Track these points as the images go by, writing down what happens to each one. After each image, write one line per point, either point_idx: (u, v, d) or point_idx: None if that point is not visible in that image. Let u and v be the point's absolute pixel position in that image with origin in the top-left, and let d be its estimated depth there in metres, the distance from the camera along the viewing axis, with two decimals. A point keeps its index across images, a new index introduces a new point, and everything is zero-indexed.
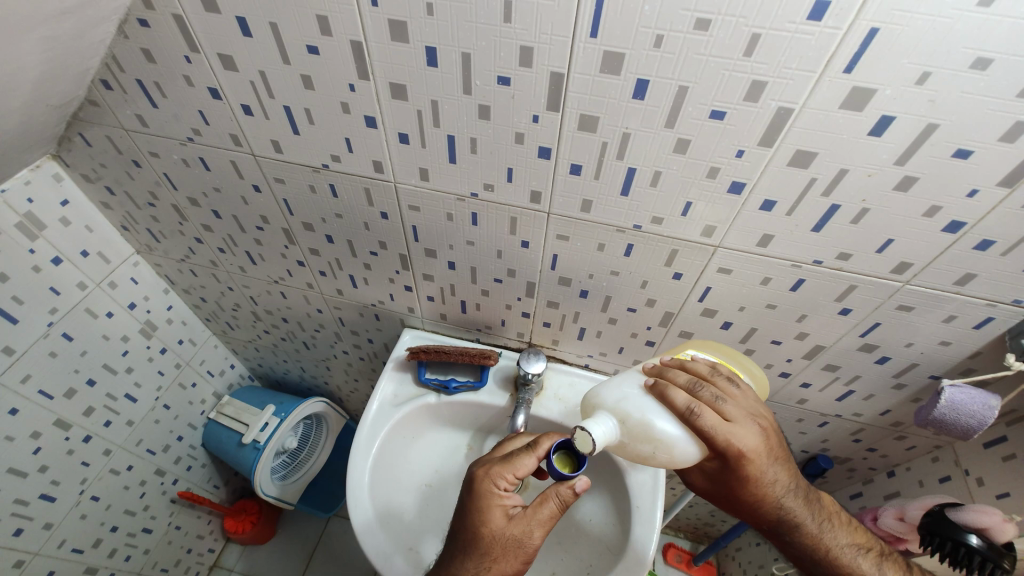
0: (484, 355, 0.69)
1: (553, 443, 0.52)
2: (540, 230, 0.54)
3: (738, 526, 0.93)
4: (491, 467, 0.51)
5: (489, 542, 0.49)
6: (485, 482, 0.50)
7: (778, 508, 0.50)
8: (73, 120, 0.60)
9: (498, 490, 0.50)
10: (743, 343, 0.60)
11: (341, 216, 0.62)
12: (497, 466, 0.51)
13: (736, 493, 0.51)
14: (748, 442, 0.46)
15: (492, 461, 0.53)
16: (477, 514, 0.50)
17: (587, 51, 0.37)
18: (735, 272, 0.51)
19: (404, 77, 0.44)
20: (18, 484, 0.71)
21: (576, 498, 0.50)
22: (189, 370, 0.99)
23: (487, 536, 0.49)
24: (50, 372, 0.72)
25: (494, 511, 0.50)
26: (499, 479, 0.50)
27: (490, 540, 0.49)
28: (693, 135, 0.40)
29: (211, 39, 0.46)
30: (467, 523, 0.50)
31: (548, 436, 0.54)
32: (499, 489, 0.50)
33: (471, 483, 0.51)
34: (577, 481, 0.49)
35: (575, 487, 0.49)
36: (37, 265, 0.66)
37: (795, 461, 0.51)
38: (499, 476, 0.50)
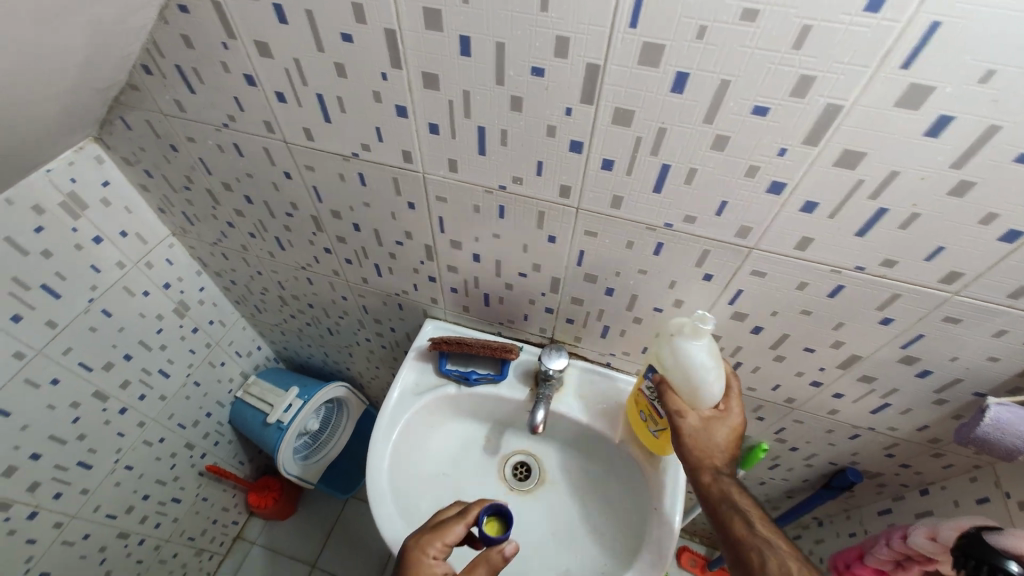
0: (506, 347, 0.69)
1: (483, 508, 0.54)
2: (568, 225, 0.53)
3: None
4: (422, 535, 0.52)
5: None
6: (415, 551, 0.51)
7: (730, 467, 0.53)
8: (114, 104, 0.62)
9: (428, 558, 0.50)
10: (773, 349, 0.58)
11: (369, 204, 0.62)
12: (428, 533, 0.52)
13: (707, 443, 0.53)
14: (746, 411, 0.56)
15: (422, 529, 0.53)
16: None
17: (626, 43, 0.36)
18: (769, 275, 0.49)
19: (437, 67, 0.43)
20: (57, 450, 0.75)
21: (505, 563, 0.51)
22: (218, 350, 1.02)
23: None
24: (91, 346, 0.75)
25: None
26: (429, 546, 0.51)
27: None
28: (734, 131, 0.39)
29: (248, 27, 0.46)
30: None
31: (478, 503, 0.55)
32: (430, 557, 0.50)
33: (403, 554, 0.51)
34: (507, 544, 0.51)
35: (505, 549, 0.50)
36: (79, 243, 0.69)
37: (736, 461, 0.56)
38: (429, 543, 0.51)
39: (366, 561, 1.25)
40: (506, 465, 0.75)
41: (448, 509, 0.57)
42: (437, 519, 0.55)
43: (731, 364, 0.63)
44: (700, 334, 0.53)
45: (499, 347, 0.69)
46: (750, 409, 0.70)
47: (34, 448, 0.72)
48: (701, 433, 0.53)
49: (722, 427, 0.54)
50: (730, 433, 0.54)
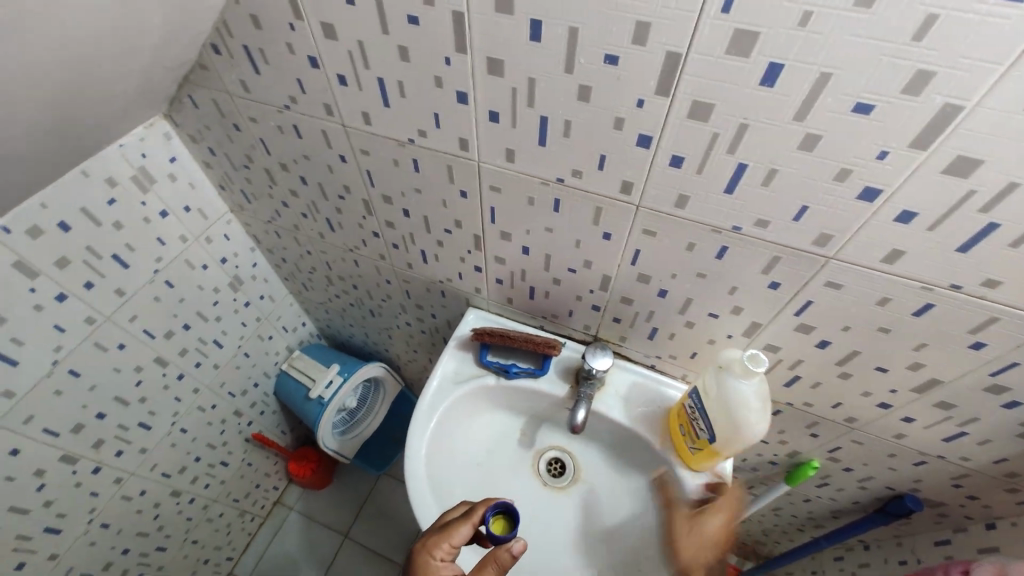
0: (550, 343, 0.68)
1: (488, 508, 0.54)
2: (626, 222, 0.51)
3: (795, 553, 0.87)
4: (429, 537, 0.53)
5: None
6: (423, 554, 0.52)
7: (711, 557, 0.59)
8: (184, 82, 0.64)
9: (435, 561, 0.51)
10: (839, 365, 0.54)
11: (421, 191, 0.61)
12: (434, 536, 0.53)
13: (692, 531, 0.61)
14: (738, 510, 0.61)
15: (430, 530, 0.54)
16: None
17: (714, 30, 0.33)
18: (846, 288, 0.45)
19: (504, 53, 0.41)
20: (122, 411, 0.80)
21: (514, 561, 0.50)
22: (267, 324, 1.06)
23: None
24: (154, 314, 0.79)
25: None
26: (435, 549, 0.51)
27: None
28: (826, 130, 0.35)
29: (315, 8, 0.46)
30: None
31: (484, 502, 0.55)
32: (438, 559, 0.51)
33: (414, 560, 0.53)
34: (515, 543, 0.49)
35: (513, 548, 0.49)
36: (147, 217, 0.72)
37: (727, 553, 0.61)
38: (435, 547, 0.52)
39: (395, 535, 1.30)
40: (540, 460, 0.74)
41: (454, 509, 0.57)
42: (443, 521, 0.56)
43: (788, 377, 0.59)
44: (751, 375, 0.51)
45: (542, 341, 0.68)
46: (803, 425, 0.66)
47: (100, 407, 0.76)
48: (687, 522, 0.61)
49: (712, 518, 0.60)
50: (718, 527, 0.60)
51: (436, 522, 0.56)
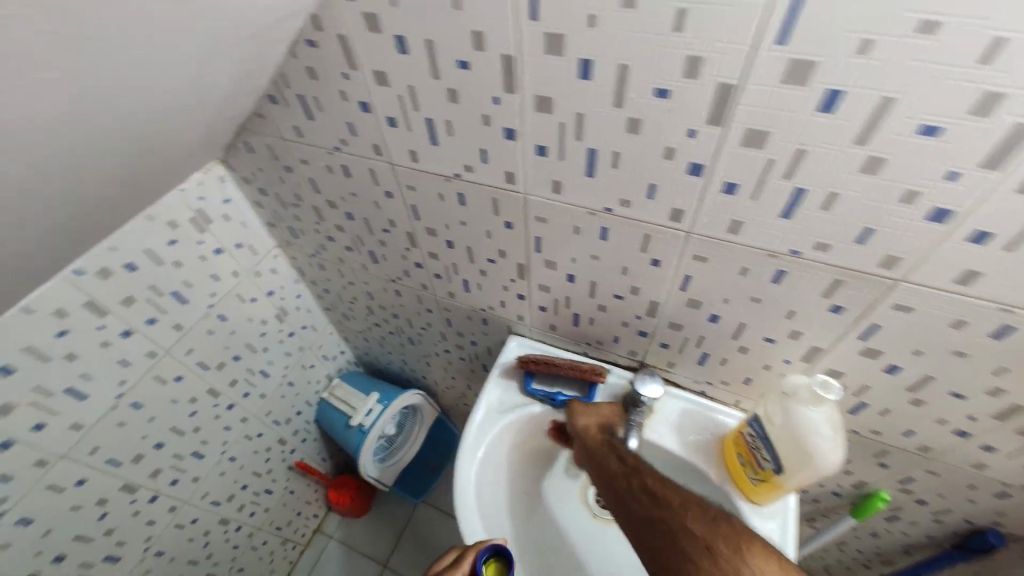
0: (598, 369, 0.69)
1: (477, 555, 0.57)
2: (676, 249, 0.50)
3: None
4: None
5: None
6: None
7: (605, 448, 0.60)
8: (242, 130, 0.68)
9: None
10: (909, 391, 0.51)
11: (465, 223, 0.63)
12: None
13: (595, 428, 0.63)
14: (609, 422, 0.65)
15: None
16: None
17: (770, 61, 0.33)
18: (916, 311, 0.43)
19: (554, 91, 0.43)
20: (177, 441, 0.83)
21: None
22: (310, 353, 1.09)
23: None
24: (208, 347, 0.82)
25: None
26: None
27: None
28: (892, 153, 0.34)
29: (370, 58, 0.48)
30: None
31: (474, 549, 0.58)
32: None
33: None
34: None
35: None
36: (203, 254, 0.76)
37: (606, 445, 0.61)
38: None
39: None
40: (587, 492, 0.73)
41: (447, 557, 0.60)
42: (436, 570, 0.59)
43: (852, 402, 0.57)
44: (821, 403, 0.49)
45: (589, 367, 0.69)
46: (870, 453, 0.63)
47: (157, 438, 0.79)
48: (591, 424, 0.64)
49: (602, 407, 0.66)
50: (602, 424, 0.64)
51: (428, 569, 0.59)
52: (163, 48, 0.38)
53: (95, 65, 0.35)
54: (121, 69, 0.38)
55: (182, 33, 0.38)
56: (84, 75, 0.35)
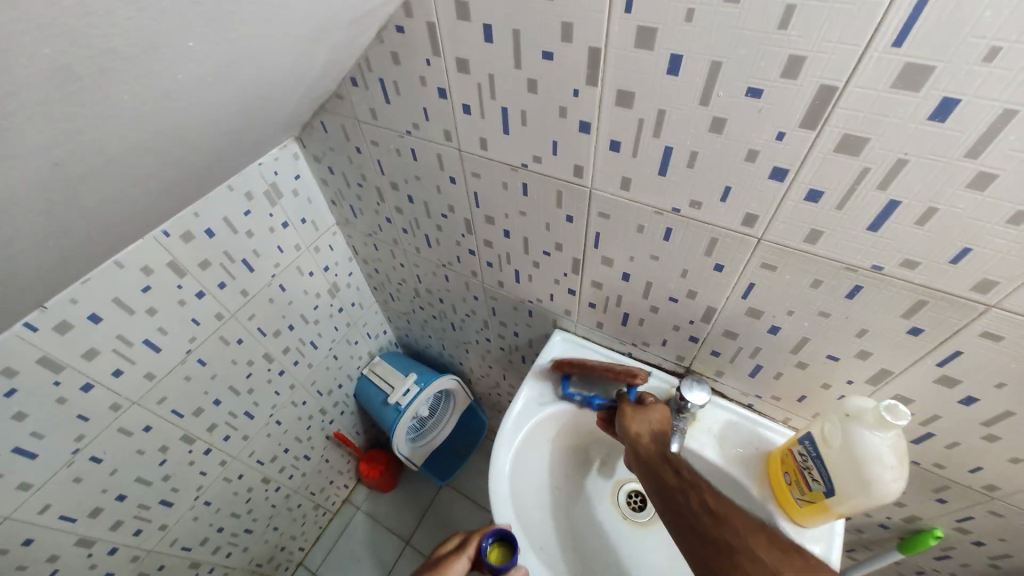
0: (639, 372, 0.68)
1: (481, 540, 0.59)
2: (743, 255, 0.49)
3: None
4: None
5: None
6: None
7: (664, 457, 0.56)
8: (319, 110, 0.71)
9: None
10: (985, 425, 0.48)
11: (525, 214, 0.64)
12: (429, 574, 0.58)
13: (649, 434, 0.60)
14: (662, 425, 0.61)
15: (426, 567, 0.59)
16: None
17: (881, 64, 0.32)
18: (1007, 341, 0.41)
19: (638, 87, 0.42)
20: (233, 400, 0.88)
21: None
22: (356, 329, 1.13)
23: None
24: (267, 314, 0.87)
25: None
26: None
27: None
28: (1005, 169, 0.32)
29: (454, 46, 0.50)
30: None
31: (478, 535, 0.60)
32: None
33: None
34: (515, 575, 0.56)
35: None
36: (272, 226, 0.80)
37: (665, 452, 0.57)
38: None
39: None
40: (619, 492, 0.74)
41: (450, 543, 0.62)
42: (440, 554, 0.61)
43: (916, 432, 0.54)
44: (889, 429, 0.46)
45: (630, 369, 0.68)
46: (928, 487, 0.60)
47: (216, 395, 0.84)
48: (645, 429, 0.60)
49: (654, 411, 0.62)
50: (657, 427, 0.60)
51: (433, 555, 0.61)
52: (272, 32, 0.41)
53: (218, 45, 0.38)
54: (239, 51, 0.41)
55: (290, 16, 0.40)
56: (209, 53, 0.38)
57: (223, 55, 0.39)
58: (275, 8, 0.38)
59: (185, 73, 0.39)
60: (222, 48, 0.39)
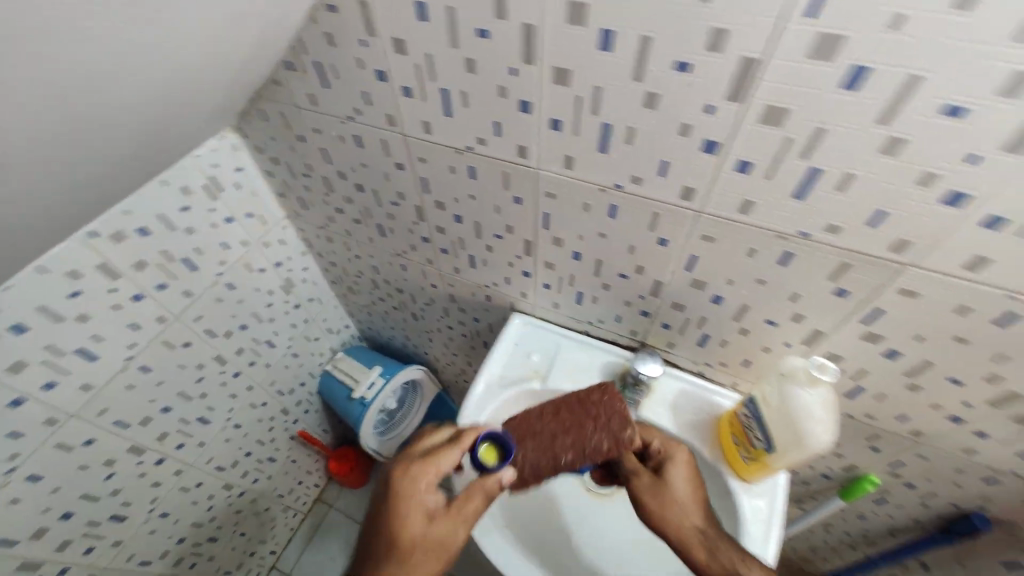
0: (625, 418, 0.60)
1: (476, 438, 0.58)
2: (685, 228, 0.51)
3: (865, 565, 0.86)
4: (413, 466, 0.56)
5: (410, 544, 0.52)
6: (407, 481, 0.55)
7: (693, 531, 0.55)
8: (253, 96, 0.67)
9: (420, 488, 0.55)
10: (907, 376, 0.52)
11: (474, 197, 0.63)
12: (419, 464, 0.56)
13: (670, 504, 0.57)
14: (679, 485, 0.58)
15: (413, 457, 0.58)
16: (401, 517, 0.53)
17: (797, 36, 0.33)
18: (922, 297, 0.44)
19: (574, 64, 0.42)
20: (184, 406, 0.84)
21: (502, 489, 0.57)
22: (315, 325, 1.10)
23: (407, 539, 0.53)
24: (215, 315, 0.83)
25: (414, 497, 0.54)
26: (421, 478, 0.55)
27: (410, 541, 0.52)
28: (913, 135, 0.34)
29: (389, 25, 0.48)
30: (389, 523, 0.53)
31: (471, 432, 0.59)
32: (424, 488, 0.55)
33: (396, 462, 0.58)
34: (504, 474, 0.56)
35: (503, 478, 0.56)
36: (214, 222, 0.77)
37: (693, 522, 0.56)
38: (421, 475, 0.55)
39: None
40: None
41: (441, 433, 0.62)
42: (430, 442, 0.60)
43: (850, 387, 0.58)
44: (818, 385, 0.50)
45: (616, 425, 0.59)
46: (862, 437, 0.64)
47: (165, 402, 0.80)
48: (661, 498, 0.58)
49: (676, 472, 0.59)
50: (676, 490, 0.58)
51: (422, 441, 0.60)
52: (192, 12, 0.39)
53: (126, 25, 0.35)
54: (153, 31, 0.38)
55: None
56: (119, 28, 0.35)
57: (141, 36, 0.37)
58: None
59: (101, 56, 0.36)
60: (139, 30, 0.36)
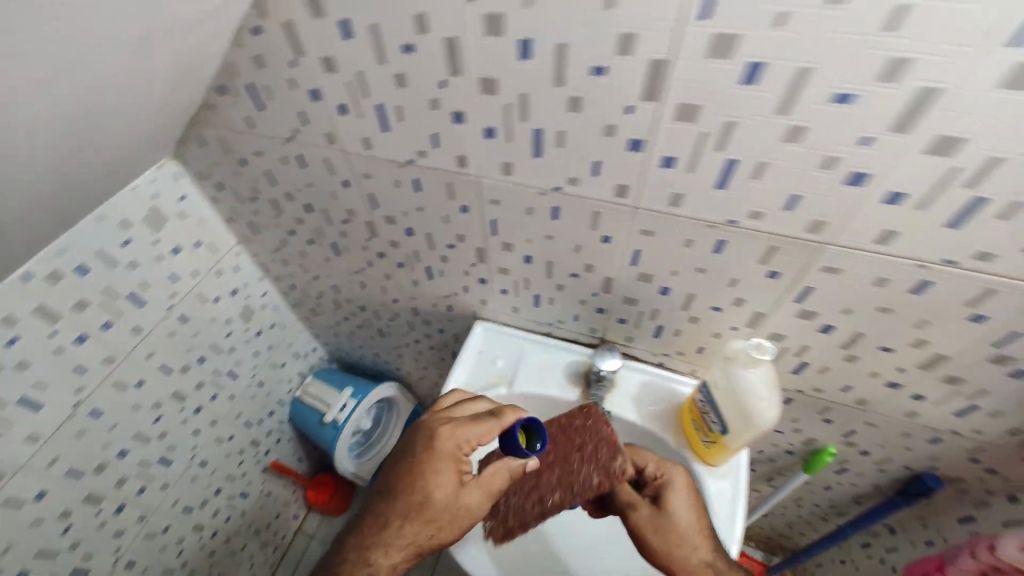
0: (612, 446, 0.59)
1: (518, 420, 0.57)
2: (625, 225, 0.52)
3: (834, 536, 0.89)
4: (457, 430, 0.56)
5: (438, 500, 0.54)
6: (448, 443, 0.56)
7: (701, 562, 0.55)
8: (190, 123, 0.66)
9: (458, 453, 0.56)
10: (844, 348, 0.55)
11: (423, 210, 0.63)
12: (463, 429, 0.56)
13: (672, 536, 0.56)
14: (681, 513, 0.58)
15: (457, 421, 0.58)
16: (435, 472, 0.55)
17: (696, 36, 0.35)
18: (844, 272, 0.46)
19: (498, 73, 0.43)
20: (142, 448, 0.81)
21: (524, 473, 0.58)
22: (280, 352, 1.08)
23: (436, 495, 0.54)
24: (169, 350, 0.81)
25: (444, 463, 0.55)
26: (462, 444, 0.56)
27: (438, 498, 0.54)
28: (812, 122, 0.37)
29: (316, 45, 0.48)
30: (422, 475, 0.55)
31: (514, 412, 0.58)
32: (461, 453, 0.56)
33: (429, 427, 0.58)
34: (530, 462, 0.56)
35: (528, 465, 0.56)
36: (160, 254, 0.74)
37: (700, 552, 0.55)
38: (462, 441, 0.56)
39: None
40: None
41: (475, 406, 0.62)
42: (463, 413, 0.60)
43: (796, 363, 0.60)
44: (759, 364, 0.52)
45: (605, 456, 0.59)
46: (815, 411, 0.67)
47: (121, 445, 0.77)
48: (661, 529, 0.57)
49: (677, 500, 0.58)
50: (679, 518, 0.57)
51: (456, 411, 0.60)
52: (96, 34, 0.38)
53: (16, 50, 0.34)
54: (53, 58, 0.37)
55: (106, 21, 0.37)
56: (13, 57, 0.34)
57: (37, 62, 0.36)
58: (90, 7, 0.35)
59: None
60: (34, 55, 0.35)
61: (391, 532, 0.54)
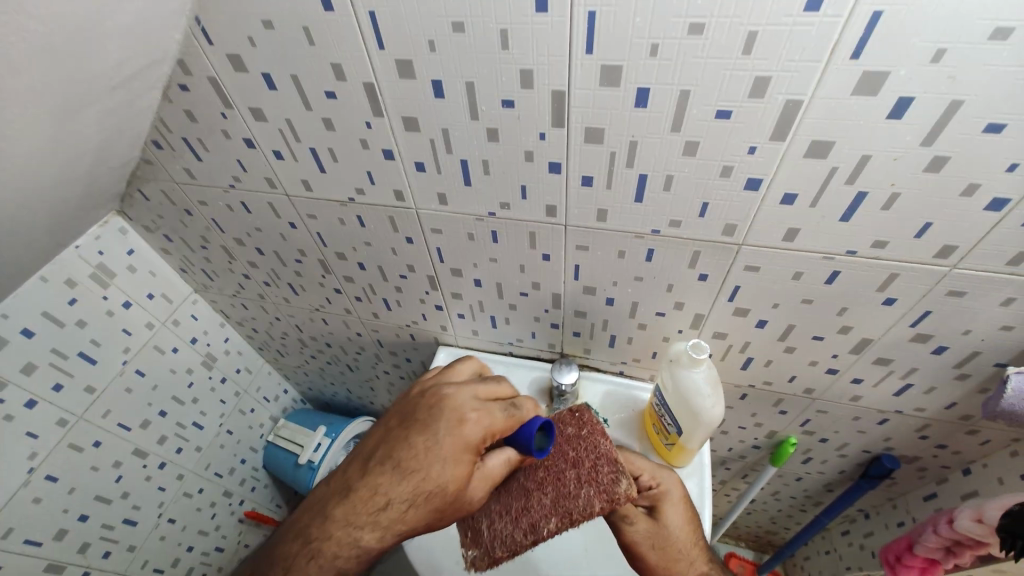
0: (614, 464, 0.56)
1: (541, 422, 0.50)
2: (559, 242, 0.55)
3: (813, 526, 0.90)
4: (484, 418, 0.49)
5: (448, 492, 0.47)
6: (470, 431, 0.48)
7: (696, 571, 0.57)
8: (132, 178, 0.67)
9: (478, 445, 0.48)
10: (782, 341, 0.58)
11: (370, 243, 0.65)
12: (490, 418, 0.49)
13: (671, 550, 0.56)
14: (676, 525, 0.57)
15: (483, 408, 0.50)
16: (453, 459, 0.47)
17: (586, 68, 0.38)
18: (763, 269, 0.49)
19: (417, 111, 0.46)
20: (104, 510, 0.78)
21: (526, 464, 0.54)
22: (248, 398, 1.06)
23: (448, 486, 0.47)
24: (126, 406, 0.79)
25: (466, 452, 0.48)
26: (485, 435, 0.48)
27: (450, 490, 0.47)
28: (701, 137, 0.40)
29: (243, 97, 0.50)
30: (438, 458, 0.47)
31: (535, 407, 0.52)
32: (482, 444, 0.49)
33: (452, 408, 0.49)
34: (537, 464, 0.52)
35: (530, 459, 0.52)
36: (110, 309, 0.74)
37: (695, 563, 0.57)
38: (487, 431, 0.48)
39: None
40: None
41: (499, 386, 0.53)
42: (486, 395, 0.52)
43: (743, 359, 0.63)
44: (698, 364, 0.54)
45: (605, 477, 0.55)
46: (771, 403, 0.69)
47: (81, 510, 0.75)
48: (659, 543, 0.56)
49: (673, 512, 0.58)
50: (674, 529, 0.57)
51: (481, 393, 0.51)
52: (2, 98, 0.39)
53: None
54: None
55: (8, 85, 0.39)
56: None
57: None
58: None
59: None
60: None
61: (391, 515, 0.47)
